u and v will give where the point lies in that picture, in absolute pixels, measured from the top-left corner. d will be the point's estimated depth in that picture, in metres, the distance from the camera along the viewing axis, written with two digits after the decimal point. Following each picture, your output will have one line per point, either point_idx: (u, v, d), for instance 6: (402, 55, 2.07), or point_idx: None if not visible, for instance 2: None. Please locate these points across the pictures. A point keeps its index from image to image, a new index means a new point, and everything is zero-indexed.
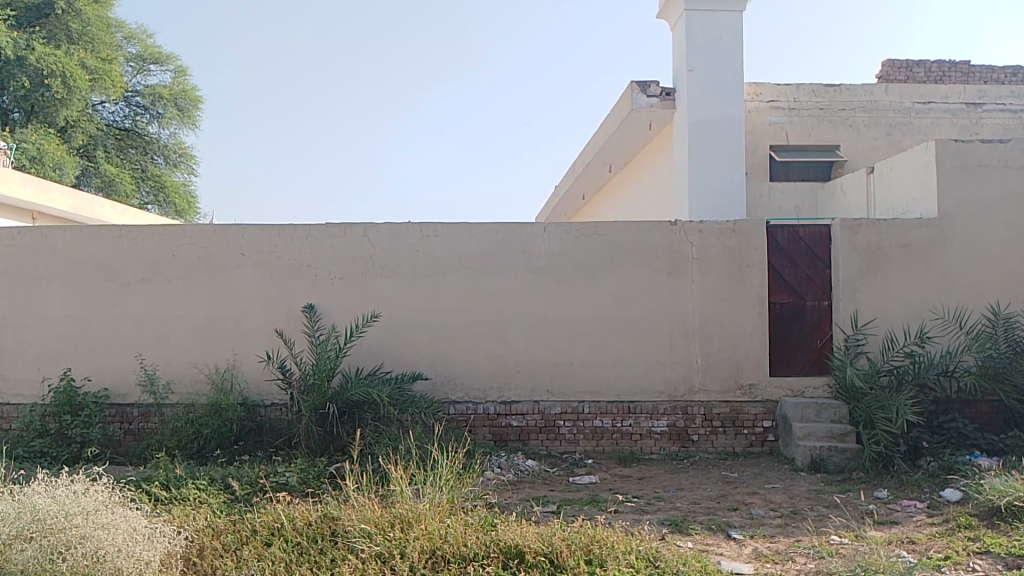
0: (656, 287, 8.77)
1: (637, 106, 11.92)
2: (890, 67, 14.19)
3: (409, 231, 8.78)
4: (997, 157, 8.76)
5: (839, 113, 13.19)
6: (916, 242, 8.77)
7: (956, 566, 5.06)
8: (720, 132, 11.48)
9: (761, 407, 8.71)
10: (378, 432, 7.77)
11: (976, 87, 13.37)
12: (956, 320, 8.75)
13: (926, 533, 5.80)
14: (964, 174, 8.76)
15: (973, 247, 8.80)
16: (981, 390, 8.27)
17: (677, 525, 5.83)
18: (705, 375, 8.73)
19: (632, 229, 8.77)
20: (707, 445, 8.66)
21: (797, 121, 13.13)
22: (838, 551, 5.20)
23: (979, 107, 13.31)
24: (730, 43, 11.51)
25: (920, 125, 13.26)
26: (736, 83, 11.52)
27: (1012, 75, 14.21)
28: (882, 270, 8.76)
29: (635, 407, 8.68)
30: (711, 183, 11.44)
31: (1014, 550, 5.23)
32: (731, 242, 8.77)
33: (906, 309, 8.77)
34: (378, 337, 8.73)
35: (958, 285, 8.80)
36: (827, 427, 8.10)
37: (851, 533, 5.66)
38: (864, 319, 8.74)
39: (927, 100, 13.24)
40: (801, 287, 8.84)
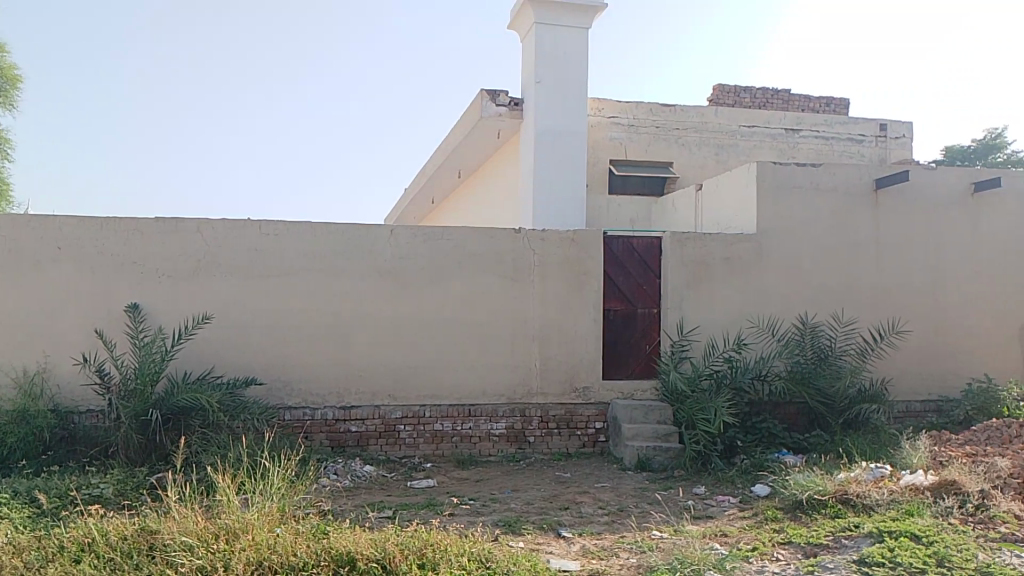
0: (500, 293, 8.94)
1: (487, 113, 12.10)
2: (720, 90, 15.18)
3: (247, 228, 8.46)
4: (808, 180, 9.68)
5: (673, 132, 13.99)
6: (736, 255, 9.46)
7: (762, 556, 5.50)
8: (566, 145, 11.90)
9: (594, 409, 9.08)
10: (206, 439, 7.41)
11: (793, 115, 14.60)
12: (769, 329, 9.52)
13: (737, 526, 6.27)
14: (780, 194, 9.59)
15: (786, 261, 9.62)
16: (789, 392, 9.04)
17: (509, 525, 5.97)
18: (544, 379, 9.00)
19: (477, 235, 8.90)
20: (543, 447, 8.91)
21: (635, 137, 13.80)
22: (657, 545, 5.50)
23: (795, 133, 14.57)
24: (576, 59, 11.95)
25: (745, 147, 14.32)
26: (581, 98, 11.97)
27: (826, 104, 15.62)
28: (707, 281, 9.38)
29: (475, 410, 8.80)
30: (555, 193, 11.82)
31: (812, 539, 5.76)
32: (572, 251, 9.09)
33: (726, 318, 9.44)
34: (209, 339, 8.35)
35: (772, 296, 9.58)
36: (652, 428, 8.59)
37: (670, 528, 6.02)
38: (688, 326, 9.32)
39: (751, 124, 14.34)
40: (632, 295, 9.30)
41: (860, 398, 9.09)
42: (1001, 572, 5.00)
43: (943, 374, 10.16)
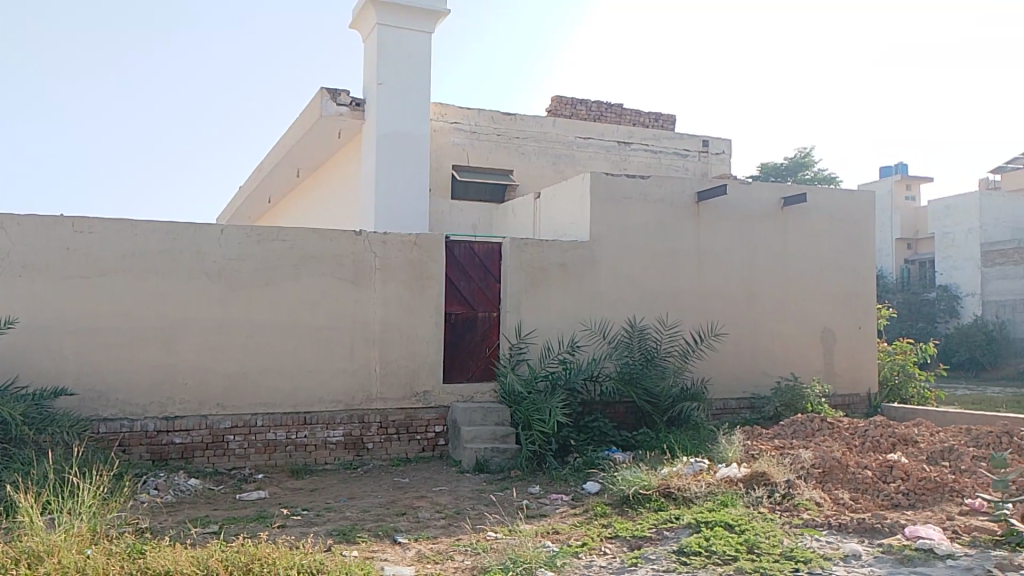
0: (338, 296, 8.77)
1: (326, 112, 11.84)
2: (558, 102, 15.69)
3: (58, 225, 7.79)
4: (637, 191, 10.25)
5: (514, 140, 14.32)
6: (571, 261, 9.82)
7: (590, 550, 5.74)
8: (408, 149, 11.84)
9: (433, 414, 9.09)
10: (6, 456, 6.75)
11: (625, 129, 15.36)
12: (601, 332, 9.95)
13: (569, 522, 6.50)
14: (612, 203, 10.07)
15: (617, 267, 10.11)
16: (619, 392, 9.49)
17: (344, 534, 5.87)
18: (383, 384, 8.90)
19: (315, 237, 8.68)
20: (382, 453, 8.81)
21: (477, 143, 13.99)
22: (491, 546, 5.60)
23: (627, 146, 15.32)
24: (418, 63, 11.93)
25: (581, 157, 14.89)
26: (423, 102, 11.96)
27: (655, 119, 16.47)
28: (543, 285, 9.66)
29: (311, 418, 8.56)
30: (396, 196, 11.73)
31: (637, 532, 6.07)
32: (412, 255, 9.07)
33: (561, 321, 9.76)
34: (11, 346, 7.61)
35: (604, 300, 10.02)
36: (491, 430, 8.73)
37: (504, 528, 6.14)
38: (525, 330, 9.55)
39: (586, 136, 14.94)
40: (474, 299, 9.45)
41: (682, 396, 9.70)
42: (801, 555, 5.50)
43: (756, 373, 11.02)
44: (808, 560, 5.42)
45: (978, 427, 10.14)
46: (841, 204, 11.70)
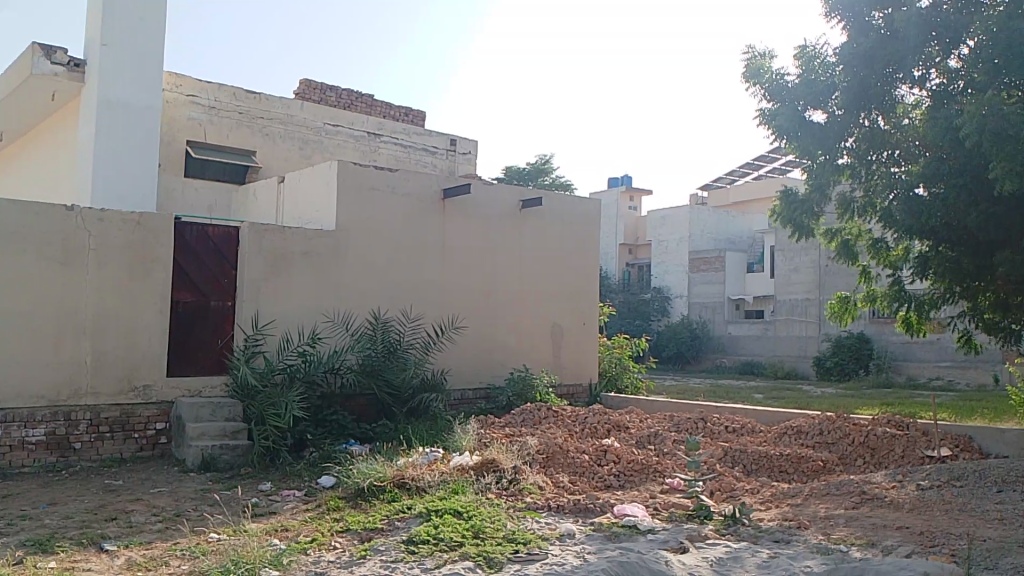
0: (44, 278, 7.80)
1: (36, 71, 10.49)
2: (307, 85, 15.11)
3: None
4: (384, 183, 10.32)
5: (258, 120, 13.70)
6: (314, 250, 9.64)
7: (319, 546, 5.66)
8: (135, 120, 10.82)
9: (154, 410, 8.40)
10: None
11: (375, 119, 15.34)
12: (342, 324, 9.88)
13: (299, 519, 6.36)
14: (358, 193, 10.05)
15: (361, 258, 10.11)
16: (359, 384, 9.47)
17: (39, 545, 5.24)
18: (96, 377, 8.06)
19: (15, 209, 7.65)
20: (92, 453, 7.97)
21: (216, 120, 13.19)
22: (213, 548, 5.31)
23: (376, 137, 15.30)
24: (152, 27, 10.93)
25: (328, 145, 14.62)
26: (155, 70, 10.99)
27: (405, 114, 16.37)
28: (283, 274, 9.39)
29: (4, 416, 7.53)
30: (120, 172, 10.69)
31: (368, 525, 6.08)
32: (136, 236, 8.34)
33: (302, 313, 9.55)
34: None
35: (347, 291, 9.97)
36: (220, 426, 8.22)
37: (229, 528, 5.86)
38: (263, 321, 9.21)
39: (334, 123, 14.70)
40: (206, 287, 8.90)
41: (422, 388, 9.90)
42: (523, 537, 5.86)
43: (493, 365, 11.54)
44: (528, 541, 5.79)
45: (678, 414, 11.48)
46: (573, 209, 12.63)
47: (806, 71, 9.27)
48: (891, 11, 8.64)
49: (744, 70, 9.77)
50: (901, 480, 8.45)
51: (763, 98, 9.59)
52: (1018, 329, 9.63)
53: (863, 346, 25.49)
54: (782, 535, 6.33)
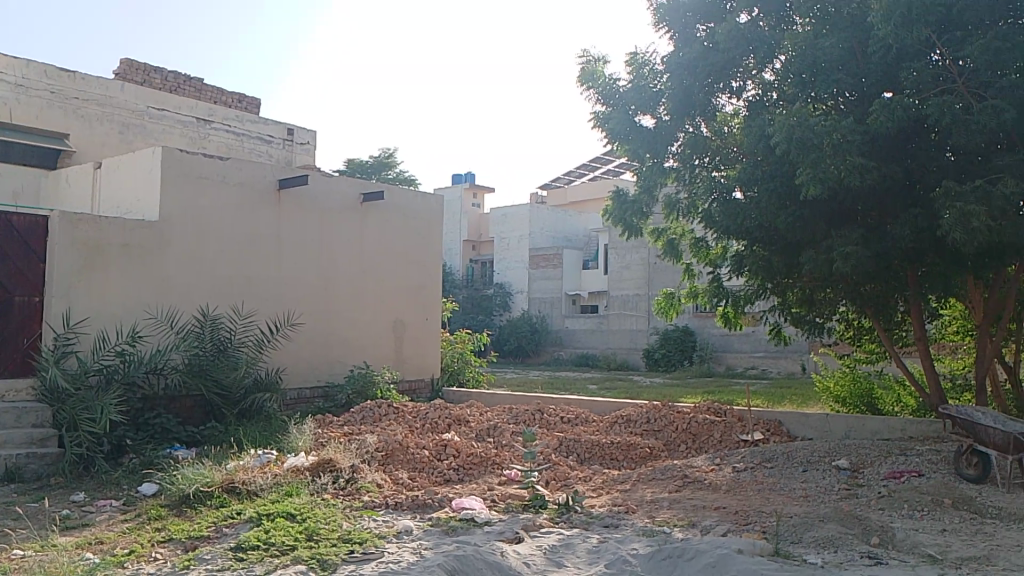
0: None
1: None
2: (128, 65, 14.13)
3: None
4: (214, 172, 9.89)
5: (72, 101, 12.70)
6: (135, 243, 9.07)
7: (139, 558, 5.32)
8: None
9: None
10: None
11: (206, 105, 14.60)
12: (166, 321, 9.34)
13: (117, 530, 5.95)
14: (184, 182, 9.58)
15: (187, 251, 9.62)
16: (185, 386, 8.97)
17: None
18: None
19: None
20: None
21: (22, 98, 12.07)
22: (15, 566, 4.87)
23: (206, 124, 14.55)
24: None
25: (154, 130, 13.76)
26: None
27: (238, 101, 15.63)
28: (99, 267, 8.75)
29: None
30: None
31: (193, 533, 5.78)
32: None
33: (121, 309, 8.94)
34: None
35: (172, 287, 9.45)
36: (25, 434, 7.54)
37: (35, 544, 5.39)
38: (75, 318, 8.53)
39: (160, 107, 13.88)
40: (8, 282, 8.18)
41: (254, 388, 9.52)
42: (358, 537, 5.79)
43: (331, 363, 11.28)
44: (364, 541, 5.73)
45: (517, 406, 11.74)
46: (414, 204, 12.57)
47: (636, 78, 9.75)
48: (713, 26, 9.26)
49: (579, 74, 10.18)
50: (718, 463, 9.11)
51: (597, 101, 10.04)
52: (819, 321, 10.68)
53: (687, 338, 27.16)
54: (611, 520, 6.64)
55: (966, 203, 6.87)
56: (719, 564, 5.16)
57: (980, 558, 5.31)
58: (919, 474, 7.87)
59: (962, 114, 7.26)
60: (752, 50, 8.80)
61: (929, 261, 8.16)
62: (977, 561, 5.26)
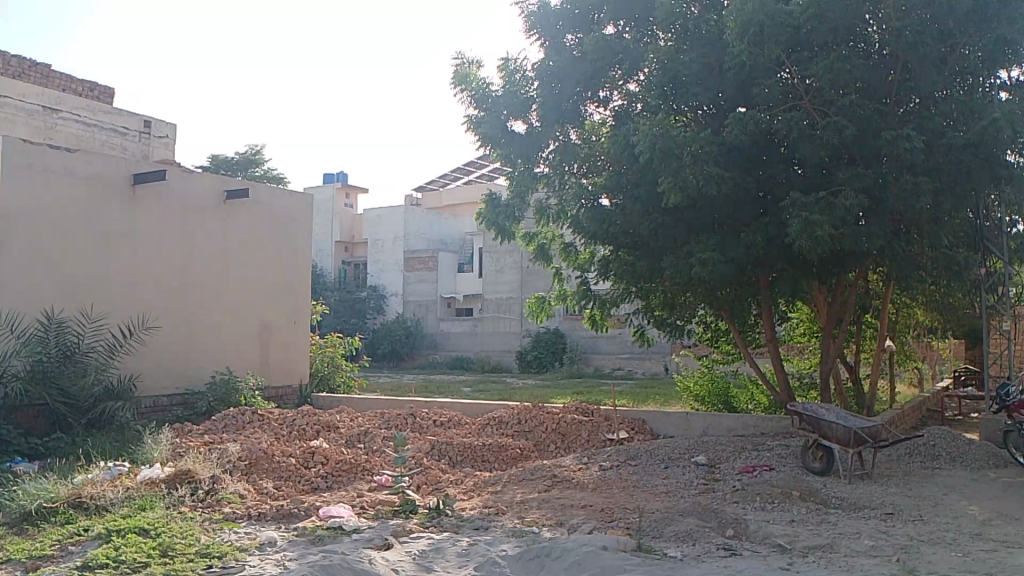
0: None
1: None
2: None
3: None
4: (61, 165, 9.31)
5: None
6: None
7: None
8: None
9: None
10: None
11: (53, 93, 13.63)
12: (5, 325, 8.75)
13: None
14: (27, 175, 8.97)
15: (29, 249, 9.00)
16: (27, 394, 8.42)
17: None
18: None
19: None
20: None
21: None
22: None
23: (54, 113, 13.56)
24: None
25: None
26: None
27: (90, 89, 14.65)
28: None
29: None
30: None
31: (35, 552, 5.37)
32: None
33: None
34: None
35: (11, 287, 8.83)
36: None
37: None
38: None
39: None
40: None
41: (105, 397, 8.98)
42: (218, 550, 5.55)
43: (191, 369, 10.77)
44: (223, 554, 5.48)
45: (389, 411, 11.61)
46: (283, 203, 12.21)
47: (509, 84, 9.84)
48: (582, 36, 9.51)
49: (452, 77, 10.22)
50: (586, 462, 9.36)
51: (470, 104, 10.09)
52: (680, 323, 11.16)
53: (559, 341, 27.74)
54: (482, 522, 6.66)
55: (810, 213, 7.37)
56: (585, 561, 5.26)
57: (823, 545, 5.69)
58: (770, 468, 8.37)
59: (807, 129, 7.78)
60: (619, 62, 9.09)
61: (780, 267, 8.69)
62: (820, 548, 5.63)
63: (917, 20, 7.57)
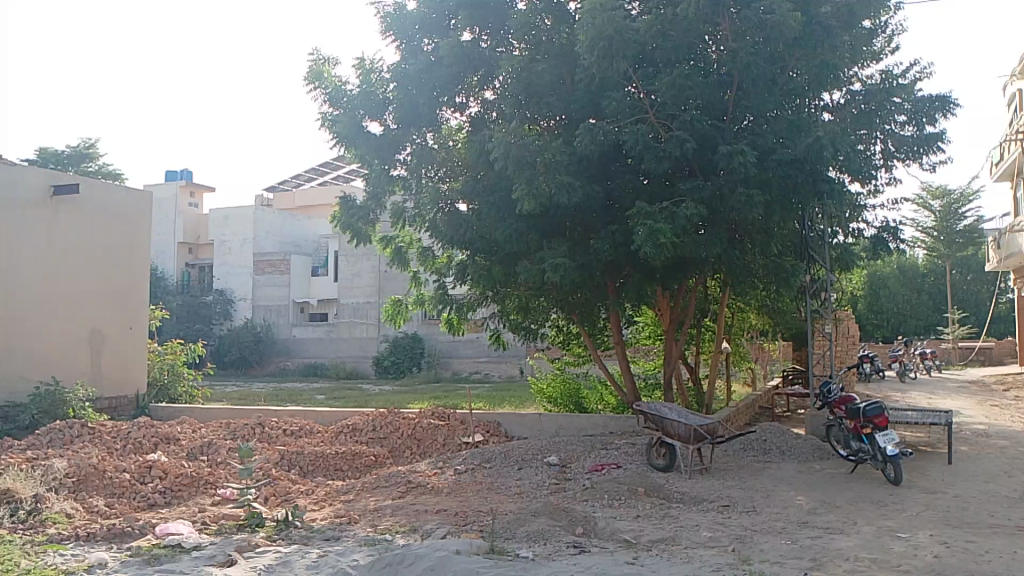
0: None
1: None
2: None
3: None
4: None
5: None
6: None
7: None
8: None
9: None
10: None
11: None
12: None
13: None
14: None
15: None
16: None
17: None
18: None
19: None
20: None
21: None
22: None
23: None
24: None
25: None
26: None
27: None
28: None
29: None
30: None
31: None
32: None
33: None
34: None
35: None
36: None
37: None
38: None
39: None
40: None
41: None
42: None
43: (10, 379, 9.86)
44: None
45: (235, 420, 11.12)
46: (118, 201, 11.46)
47: (364, 83, 9.75)
48: (437, 40, 9.51)
49: (305, 73, 9.98)
50: (441, 467, 9.35)
51: (324, 102, 9.91)
52: (534, 327, 11.39)
53: (416, 346, 27.61)
54: (333, 533, 6.48)
55: (655, 222, 7.69)
56: (438, 566, 5.22)
57: (665, 539, 5.96)
58: (618, 465, 8.69)
59: (652, 142, 8.15)
60: (475, 68, 9.17)
61: (628, 272, 9.03)
62: (664, 542, 5.90)
63: (751, 43, 8.04)
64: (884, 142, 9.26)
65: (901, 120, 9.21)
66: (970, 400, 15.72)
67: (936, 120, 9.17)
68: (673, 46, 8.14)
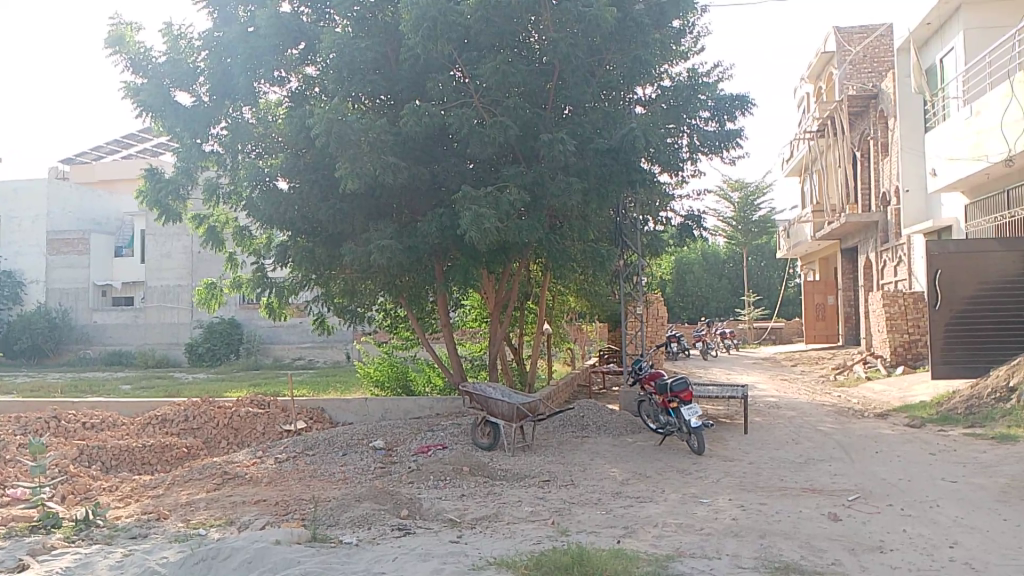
0: None
1: None
2: None
3: None
4: None
5: None
6: None
7: None
8: None
9: None
10: None
11: None
12: None
13: None
14: None
15: None
16: None
17: None
18: None
19: None
20: None
21: None
22: None
23: None
24: None
25: None
26: None
27: None
28: None
29: None
30: None
31: None
32: None
33: None
34: None
35: None
36: None
37: None
38: None
39: None
40: None
41: None
42: None
43: None
44: None
45: (26, 414, 10.14)
46: None
47: (172, 51, 9.18)
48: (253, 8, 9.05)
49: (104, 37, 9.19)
50: (260, 456, 9.02)
51: (126, 69, 9.19)
52: (359, 310, 11.23)
53: (233, 331, 26.36)
54: (140, 530, 6.07)
55: (480, 206, 7.78)
56: (256, 559, 5.01)
57: (488, 516, 6.11)
58: (443, 446, 8.76)
59: (476, 126, 8.23)
60: (295, 41, 8.85)
61: (452, 255, 9.06)
62: (487, 519, 6.04)
63: (572, 34, 8.27)
64: (690, 137, 9.82)
65: (705, 116, 9.91)
66: (762, 375, 17.30)
67: (735, 118, 9.92)
68: (496, 31, 8.18)
